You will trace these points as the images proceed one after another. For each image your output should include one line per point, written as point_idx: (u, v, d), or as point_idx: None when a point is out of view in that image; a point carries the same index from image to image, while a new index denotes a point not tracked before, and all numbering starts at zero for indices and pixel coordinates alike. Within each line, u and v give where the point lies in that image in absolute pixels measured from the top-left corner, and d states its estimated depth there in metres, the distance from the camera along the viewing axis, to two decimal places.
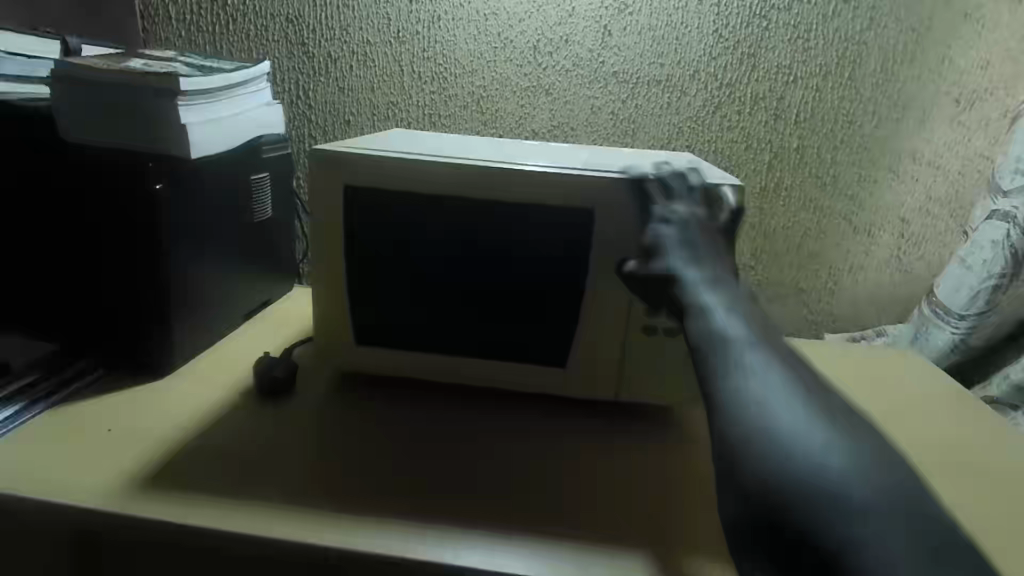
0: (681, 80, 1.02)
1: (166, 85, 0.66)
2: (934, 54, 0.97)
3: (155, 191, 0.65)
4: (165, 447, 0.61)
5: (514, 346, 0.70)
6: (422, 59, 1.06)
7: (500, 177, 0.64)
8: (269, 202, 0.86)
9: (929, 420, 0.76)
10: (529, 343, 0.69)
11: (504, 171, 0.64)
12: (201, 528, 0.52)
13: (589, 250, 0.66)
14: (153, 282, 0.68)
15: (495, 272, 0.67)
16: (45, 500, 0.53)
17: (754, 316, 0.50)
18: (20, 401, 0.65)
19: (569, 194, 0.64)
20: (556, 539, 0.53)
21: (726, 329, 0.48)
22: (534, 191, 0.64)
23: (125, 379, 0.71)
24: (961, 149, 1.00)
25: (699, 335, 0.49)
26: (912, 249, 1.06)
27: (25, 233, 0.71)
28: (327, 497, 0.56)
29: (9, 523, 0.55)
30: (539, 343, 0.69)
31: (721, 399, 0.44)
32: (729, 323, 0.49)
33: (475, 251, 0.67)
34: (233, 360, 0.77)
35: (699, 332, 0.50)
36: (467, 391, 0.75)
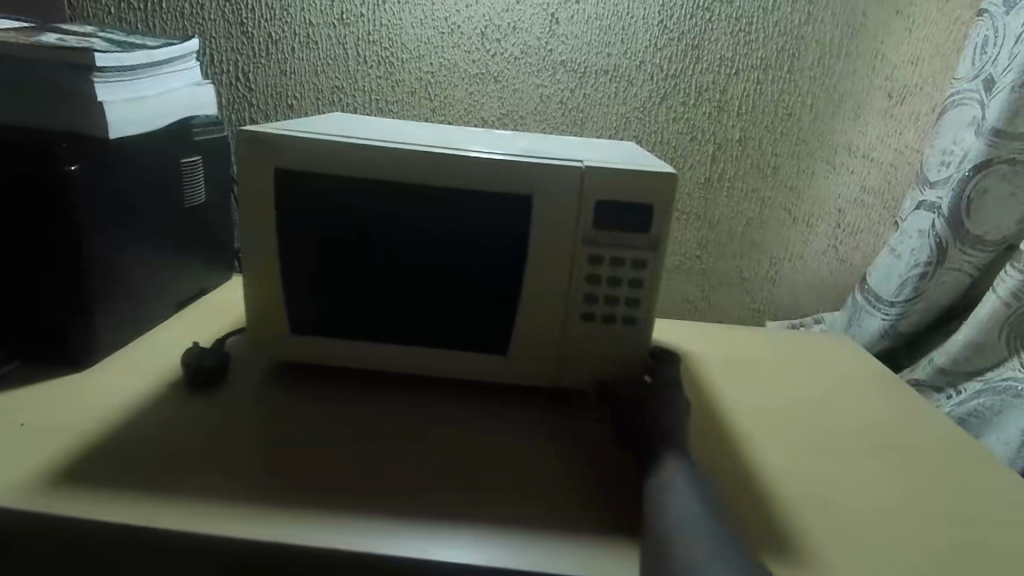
0: (628, 70, 1.02)
1: (80, 61, 0.63)
2: (868, 49, 1.00)
3: (70, 172, 0.61)
4: (85, 440, 0.58)
5: (456, 333, 0.69)
6: (367, 43, 1.03)
7: (438, 160, 0.63)
8: (202, 186, 0.82)
9: (863, 403, 0.79)
10: (478, 334, 0.69)
11: (442, 155, 0.63)
12: (119, 526, 0.49)
13: (527, 236, 0.65)
14: (72, 272, 0.63)
15: (434, 258, 0.67)
16: None
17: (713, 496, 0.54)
18: None
19: (508, 179, 0.63)
20: (496, 527, 0.53)
21: (681, 508, 0.52)
22: (473, 175, 0.63)
23: (43, 373, 0.67)
24: (893, 142, 1.04)
25: (654, 509, 0.53)
26: (848, 239, 1.09)
27: None
28: (258, 491, 0.54)
29: None
30: (479, 328, 0.69)
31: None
32: (686, 499, 0.53)
33: (414, 237, 0.66)
34: (163, 352, 0.74)
35: (657, 497, 0.53)
36: (410, 380, 0.74)
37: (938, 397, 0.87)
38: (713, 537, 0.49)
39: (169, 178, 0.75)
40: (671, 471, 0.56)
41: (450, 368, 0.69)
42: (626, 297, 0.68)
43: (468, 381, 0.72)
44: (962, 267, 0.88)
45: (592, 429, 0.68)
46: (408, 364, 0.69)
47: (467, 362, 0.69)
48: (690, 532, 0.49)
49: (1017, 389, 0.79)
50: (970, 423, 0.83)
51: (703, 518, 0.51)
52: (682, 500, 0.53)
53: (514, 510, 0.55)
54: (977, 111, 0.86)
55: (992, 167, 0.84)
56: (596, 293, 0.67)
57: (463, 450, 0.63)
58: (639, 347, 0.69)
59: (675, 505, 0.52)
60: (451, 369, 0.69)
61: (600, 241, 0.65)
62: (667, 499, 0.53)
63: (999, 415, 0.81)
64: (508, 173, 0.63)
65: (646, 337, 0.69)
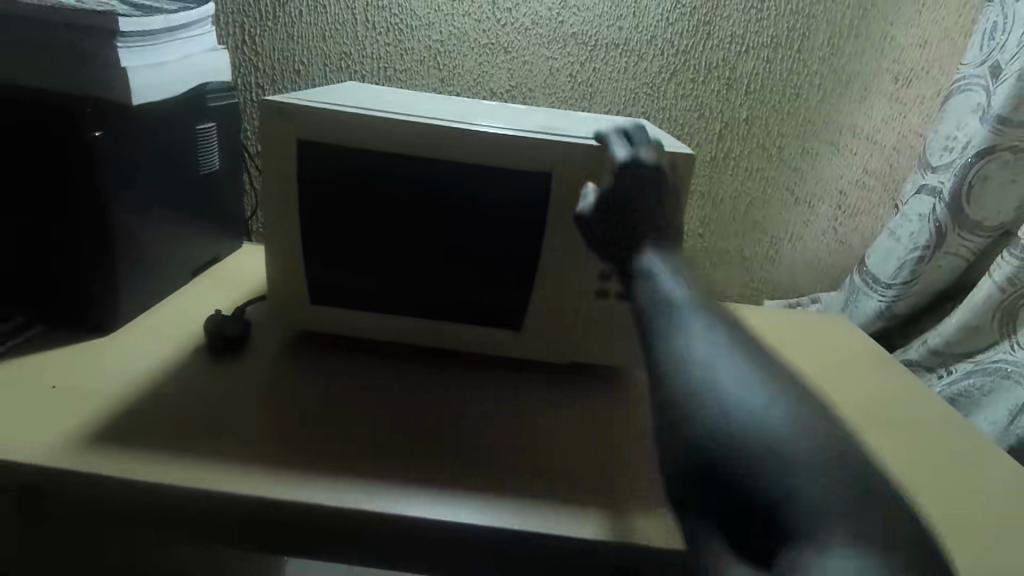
0: (639, 45, 1.02)
1: (104, 25, 0.61)
2: (878, 29, 1.00)
3: (94, 138, 0.61)
4: (115, 403, 0.60)
5: (469, 308, 0.71)
6: (376, 8, 1.02)
7: (458, 139, 0.64)
8: (216, 154, 0.82)
9: (859, 377, 0.83)
10: (494, 311, 0.71)
11: (461, 133, 0.64)
12: (157, 485, 0.52)
13: (545, 216, 0.67)
14: (99, 237, 0.64)
15: (454, 238, 0.68)
16: None
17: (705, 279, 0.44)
18: None
19: (527, 160, 0.64)
20: (509, 498, 0.56)
21: (669, 292, 0.41)
22: (492, 155, 0.64)
23: (70, 337, 0.68)
24: (897, 125, 1.05)
25: (646, 302, 0.41)
26: (848, 220, 1.11)
27: None
28: (287, 456, 0.57)
29: None
30: (490, 302, 0.71)
31: (655, 354, 0.37)
32: (684, 285, 0.41)
33: (435, 216, 0.67)
34: (179, 317, 0.75)
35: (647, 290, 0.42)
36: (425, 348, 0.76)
37: (930, 376, 0.91)
38: (717, 312, 0.39)
39: (185, 145, 0.75)
40: (650, 262, 0.45)
41: (463, 340, 0.72)
42: None
43: (480, 353, 0.75)
44: (959, 251, 0.90)
45: (597, 403, 0.72)
46: (423, 336, 0.72)
47: (481, 335, 0.72)
48: (678, 310, 0.39)
49: (1006, 371, 0.82)
50: (960, 402, 0.87)
51: (679, 300, 0.40)
52: (682, 285, 0.42)
53: (526, 486, 0.57)
54: (981, 98, 0.87)
55: (995, 154, 0.85)
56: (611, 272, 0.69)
57: (476, 421, 0.66)
58: None
59: (660, 289, 0.41)
60: (466, 340, 0.72)
61: None
62: (658, 285, 0.42)
63: (987, 395, 0.84)
64: (528, 153, 0.64)
65: None
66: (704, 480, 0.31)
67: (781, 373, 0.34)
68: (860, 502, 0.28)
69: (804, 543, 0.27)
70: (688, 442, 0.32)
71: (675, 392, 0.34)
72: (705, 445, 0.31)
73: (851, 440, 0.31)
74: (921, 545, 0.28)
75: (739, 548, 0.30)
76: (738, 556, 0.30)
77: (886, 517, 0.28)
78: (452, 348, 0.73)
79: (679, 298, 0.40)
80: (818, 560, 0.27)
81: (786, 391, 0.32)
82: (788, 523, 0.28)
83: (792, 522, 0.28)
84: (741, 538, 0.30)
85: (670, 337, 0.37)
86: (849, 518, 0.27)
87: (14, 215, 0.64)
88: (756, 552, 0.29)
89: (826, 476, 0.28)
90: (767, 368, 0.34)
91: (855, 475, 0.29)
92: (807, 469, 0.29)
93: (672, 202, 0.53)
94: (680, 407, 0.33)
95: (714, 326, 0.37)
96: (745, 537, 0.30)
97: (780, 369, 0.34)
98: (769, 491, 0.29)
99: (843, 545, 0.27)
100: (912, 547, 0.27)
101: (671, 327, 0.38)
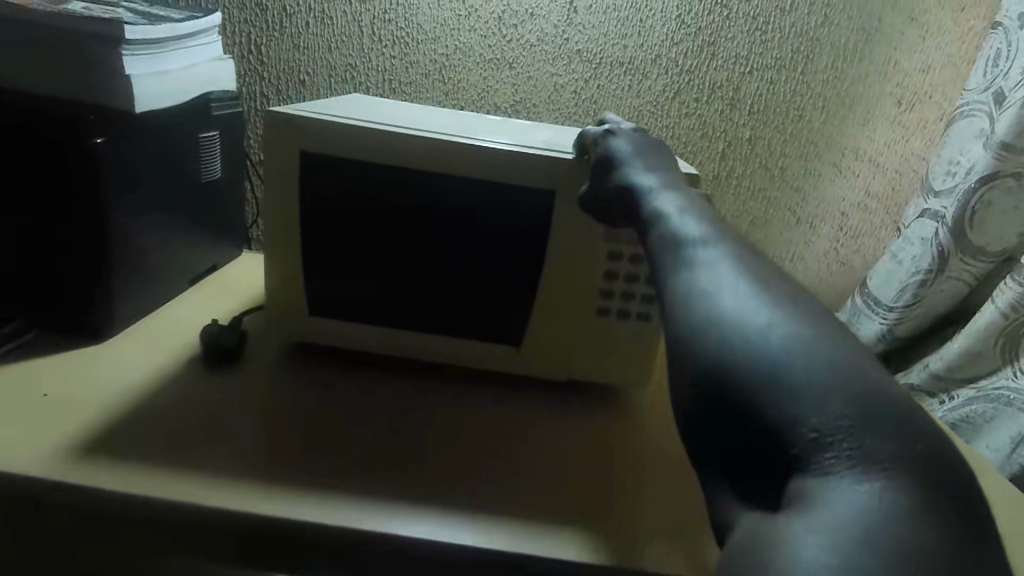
0: (643, 63, 1.02)
1: (109, 31, 0.61)
2: (881, 54, 1.01)
3: (96, 145, 0.61)
4: (108, 412, 0.59)
5: (469, 324, 0.71)
6: (382, 21, 1.02)
7: (462, 154, 0.64)
8: (218, 163, 0.82)
9: None
10: (493, 326, 0.71)
11: (464, 148, 0.63)
12: (147, 498, 0.51)
13: (547, 232, 0.66)
14: (102, 242, 0.64)
15: (454, 252, 0.67)
16: None
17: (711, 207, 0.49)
18: None
19: (530, 176, 0.64)
20: (507, 519, 0.55)
21: (681, 230, 0.45)
22: (496, 170, 0.64)
23: (64, 344, 0.68)
24: (899, 148, 1.04)
25: (660, 245, 0.46)
26: (850, 242, 1.10)
27: None
28: (281, 469, 0.56)
29: None
30: (491, 319, 0.70)
31: (667, 294, 0.43)
32: (694, 222, 0.46)
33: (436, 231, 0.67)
34: (177, 325, 0.75)
35: (660, 232, 0.47)
36: (424, 363, 0.75)
37: (932, 402, 0.90)
38: (725, 244, 0.43)
39: (188, 152, 0.75)
40: (659, 204, 0.50)
41: (462, 355, 0.71)
42: (643, 293, 0.68)
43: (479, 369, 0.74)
44: (962, 276, 0.90)
45: (597, 421, 0.71)
46: (421, 350, 0.71)
47: (480, 351, 0.71)
48: (690, 248, 0.44)
49: (1008, 398, 0.81)
50: (962, 429, 0.86)
51: (692, 238, 0.44)
52: (696, 221, 0.46)
53: (526, 504, 0.57)
54: (985, 124, 0.87)
55: (998, 180, 0.84)
56: (611, 288, 0.68)
57: (474, 438, 0.65)
58: (649, 338, 0.70)
59: (670, 230, 0.46)
60: (464, 356, 0.71)
61: (620, 238, 0.66)
62: (671, 223, 0.47)
63: (991, 422, 0.83)
64: (531, 169, 0.64)
65: (657, 330, 0.69)
66: (716, 414, 0.36)
67: (788, 302, 0.38)
68: (866, 426, 0.32)
69: (812, 470, 0.32)
70: (697, 376, 0.37)
71: (683, 327, 0.39)
72: (711, 375, 0.36)
73: (863, 367, 0.35)
74: (933, 464, 0.31)
75: (745, 489, 0.36)
76: (747, 499, 0.35)
77: (896, 437, 0.32)
78: (450, 363, 0.72)
79: (690, 235, 0.45)
80: (822, 486, 0.31)
81: (790, 319, 0.37)
82: (796, 451, 0.33)
83: (802, 449, 0.32)
84: (752, 472, 0.35)
85: (680, 277, 0.42)
86: (854, 439, 0.32)
87: (13, 214, 0.64)
88: (765, 493, 0.34)
89: (828, 397, 0.33)
90: (770, 296, 0.38)
91: (865, 402, 0.33)
92: (811, 393, 0.33)
93: (661, 162, 0.57)
94: (693, 340, 0.38)
95: (722, 262, 0.41)
96: (756, 471, 0.35)
97: (786, 296, 0.39)
98: (778, 419, 0.33)
99: (849, 469, 0.31)
100: (912, 456, 0.31)
101: (680, 268, 0.43)
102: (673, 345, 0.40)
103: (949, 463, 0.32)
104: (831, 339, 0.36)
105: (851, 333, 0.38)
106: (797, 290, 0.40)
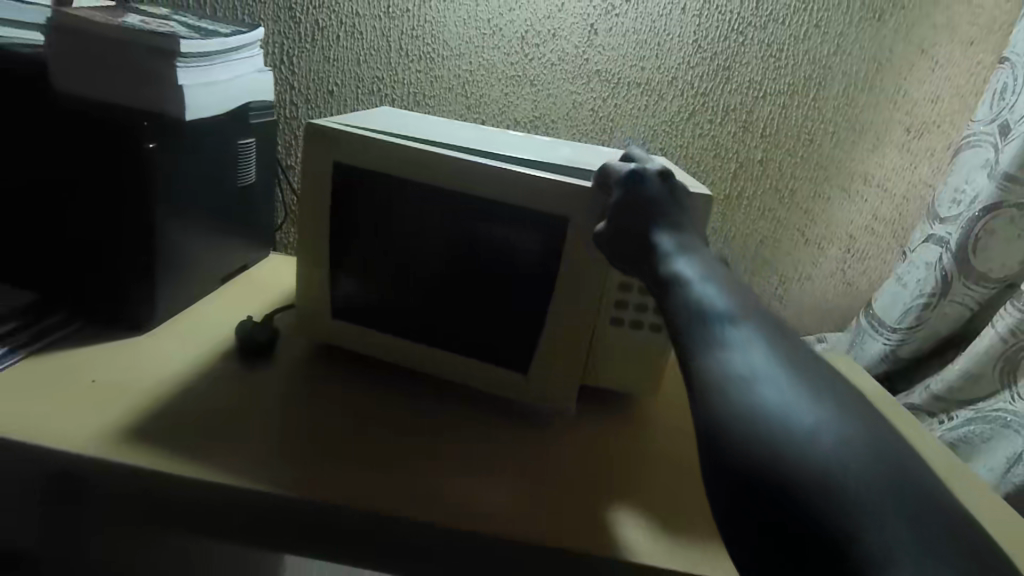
0: (659, 85, 1.06)
1: (164, 45, 0.65)
2: (892, 84, 1.04)
3: (149, 150, 0.65)
4: (151, 400, 0.63)
5: (483, 341, 0.73)
6: (410, 37, 1.07)
7: (480, 172, 0.66)
8: (253, 167, 0.86)
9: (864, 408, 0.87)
10: (506, 346, 0.72)
11: (482, 168, 0.66)
12: (193, 478, 0.55)
13: (562, 254, 0.67)
14: (148, 240, 0.69)
15: (472, 268, 0.70)
16: (39, 447, 0.55)
17: (730, 273, 0.49)
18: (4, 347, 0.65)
19: (545, 198, 0.65)
20: (523, 517, 0.58)
21: (707, 302, 0.45)
22: (514, 191, 0.66)
23: (106, 333, 0.72)
24: (907, 175, 1.07)
25: (682, 309, 0.46)
26: (856, 263, 1.14)
27: (11, 188, 0.70)
28: (313, 460, 0.60)
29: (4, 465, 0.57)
30: (504, 340, 0.72)
31: (698, 371, 0.42)
32: (714, 288, 0.46)
33: (456, 247, 0.70)
34: (213, 321, 0.79)
35: (683, 297, 0.47)
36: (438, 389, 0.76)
37: (931, 421, 0.93)
38: (753, 318, 0.43)
39: (228, 158, 0.80)
40: (681, 268, 0.50)
41: (476, 370, 0.73)
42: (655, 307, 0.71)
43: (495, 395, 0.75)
44: (965, 301, 0.93)
45: (601, 426, 0.74)
46: (438, 361, 0.74)
47: (491, 370, 0.72)
48: (719, 323, 0.43)
49: (1005, 420, 0.84)
50: (959, 448, 0.89)
51: (721, 311, 0.44)
52: (717, 288, 0.46)
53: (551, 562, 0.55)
54: (990, 155, 0.90)
55: (1001, 210, 0.88)
56: (626, 300, 0.70)
57: (490, 441, 0.69)
58: (657, 349, 0.73)
59: (696, 300, 0.46)
60: (476, 373, 0.73)
61: None
62: (696, 290, 0.47)
63: (987, 442, 0.86)
64: (545, 191, 0.65)
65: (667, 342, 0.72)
66: (769, 519, 0.35)
67: (828, 391, 0.38)
68: (928, 537, 0.31)
69: None
70: (746, 472, 0.36)
71: (725, 414, 0.38)
72: (765, 473, 0.35)
73: (909, 465, 0.35)
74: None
75: None
76: None
77: (961, 551, 0.31)
78: (465, 379, 0.74)
79: (718, 309, 0.44)
80: None
81: (826, 401, 0.37)
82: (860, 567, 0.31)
83: (868, 563, 0.31)
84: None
85: (712, 356, 0.41)
86: (920, 553, 0.31)
87: (65, 211, 0.68)
88: None
89: (886, 504, 0.32)
90: (808, 380, 0.38)
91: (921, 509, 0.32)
92: (870, 498, 0.33)
93: (682, 218, 0.57)
94: (740, 432, 0.37)
95: (755, 342, 0.41)
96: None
97: (825, 384, 0.38)
98: (839, 529, 0.32)
99: None
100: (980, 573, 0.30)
101: (709, 344, 0.42)
102: (713, 439, 0.39)
103: (997, 554, 0.32)
104: (867, 423, 0.36)
105: (880, 415, 0.39)
106: (833, 376, 0.40)
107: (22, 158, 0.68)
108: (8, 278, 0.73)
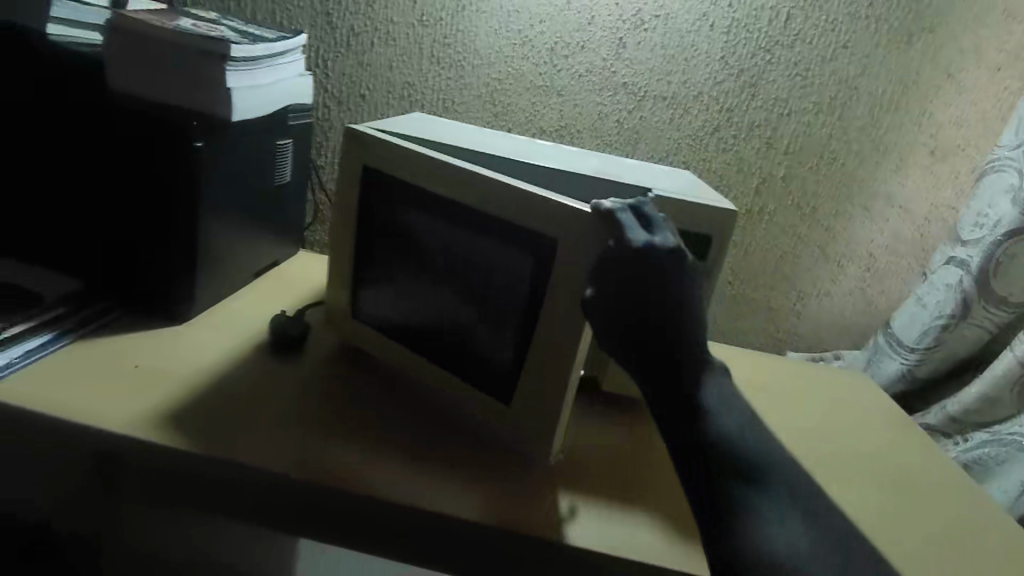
0: (685, 99, 1.08)
1: (215, 49, 0.68)
2: (918, 106, 1.05)
3: (198, 148, 0.68)
4: (188, 387, 0.66)
5: (475, 362, 0.69)
6: (442, 45, 1.10)
7: (475, 181, 0.64)
8: (289, 167, 0.89)
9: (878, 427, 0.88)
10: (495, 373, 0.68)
11: (477, 177, 0.64)
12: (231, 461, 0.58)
13: (550, 276, 0.62)
14: (191, 233, 0.72)
15: (464, 284, 0.67)
16: (87, 425, 0.58)
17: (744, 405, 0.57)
18: (54, 330, 0.69)
19: (534, 216, 0.61)
20: (542, 520, 0.60)
21: (737, 451, 0.52)
22: (507, 204, 0.62)
23: (146, 321, 0.75)
24: (930, 197, 1.08)
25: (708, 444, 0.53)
26: (875, 282, 1.14)
27: (65, 180, 0.74)
28: (341, 452, 0.63)
29: (52, 441, 0.60)
30: (494, 365, 0.68)
31: (732, 526, 0.49)
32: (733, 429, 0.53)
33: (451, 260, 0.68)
34: (246, 314, 0.82)
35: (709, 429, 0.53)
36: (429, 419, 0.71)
37: (946, 442, 0.93)
38: (774, 478, 0.51)
39: (267, 158, 0.83)
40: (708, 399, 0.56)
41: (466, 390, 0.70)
42: None
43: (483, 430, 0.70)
44: (984, 324, 0.93)
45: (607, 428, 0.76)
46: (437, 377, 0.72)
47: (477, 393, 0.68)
48: (750, 483, 0.50)
49: (1020, 444, 0.84)
50: (974, 469, 0.89)
51: (749, 468, 0.51)
52: (736, 430, 0.54)
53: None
54: (1014, 180, 0.90)
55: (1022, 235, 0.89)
56: None
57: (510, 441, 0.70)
58: None
59: (726, 445, 0.52)
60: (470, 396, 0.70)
61: None
62: (722, 431, 0.53)
63: (1002, 465, 0.86)
64: (535, 207, 0.61)
65: None
66: None
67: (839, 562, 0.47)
68: None
69: None
70: None
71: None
72: None
73: None
74: None
75: None
76: None
77: None
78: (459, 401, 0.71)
79: (748, 464, 0.51)
80: None
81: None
82: None
83: None
84: None
85: (748, 518, 0.49)
86: None
87: (114, 203, 0.72)
88: None
89: None
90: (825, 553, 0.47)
91: None
92: None
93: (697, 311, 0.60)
94: None
95: (781, 509, 0.49)
96: None
97: (837, 554, 0.48)
98: None
99: None
100: None
101: (741, 504, 0.49)
102: None
103: None
104: None
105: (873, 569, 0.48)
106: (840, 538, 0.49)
107: (77, 151, 0.72)
108: (57, 266, 0.77)
